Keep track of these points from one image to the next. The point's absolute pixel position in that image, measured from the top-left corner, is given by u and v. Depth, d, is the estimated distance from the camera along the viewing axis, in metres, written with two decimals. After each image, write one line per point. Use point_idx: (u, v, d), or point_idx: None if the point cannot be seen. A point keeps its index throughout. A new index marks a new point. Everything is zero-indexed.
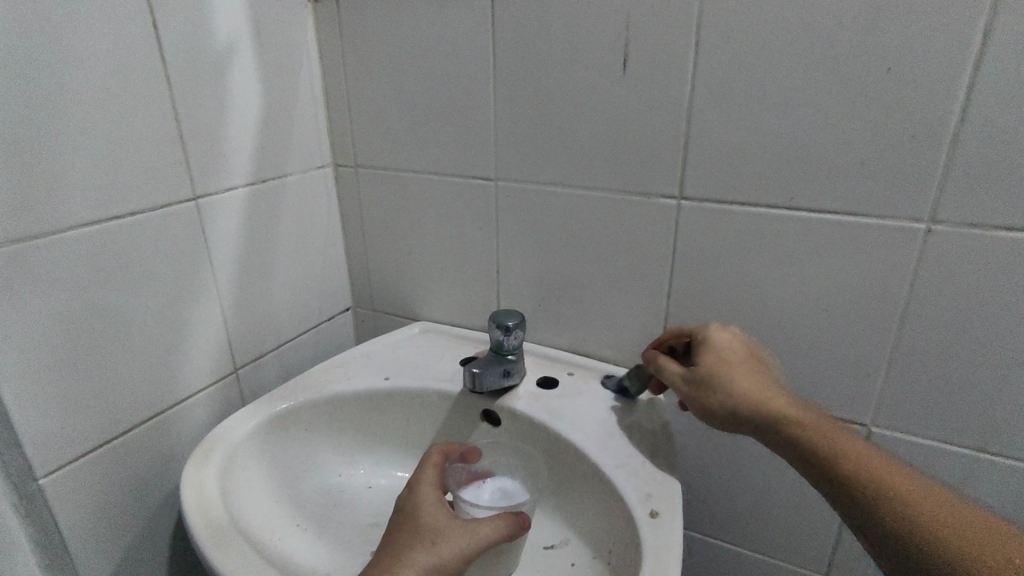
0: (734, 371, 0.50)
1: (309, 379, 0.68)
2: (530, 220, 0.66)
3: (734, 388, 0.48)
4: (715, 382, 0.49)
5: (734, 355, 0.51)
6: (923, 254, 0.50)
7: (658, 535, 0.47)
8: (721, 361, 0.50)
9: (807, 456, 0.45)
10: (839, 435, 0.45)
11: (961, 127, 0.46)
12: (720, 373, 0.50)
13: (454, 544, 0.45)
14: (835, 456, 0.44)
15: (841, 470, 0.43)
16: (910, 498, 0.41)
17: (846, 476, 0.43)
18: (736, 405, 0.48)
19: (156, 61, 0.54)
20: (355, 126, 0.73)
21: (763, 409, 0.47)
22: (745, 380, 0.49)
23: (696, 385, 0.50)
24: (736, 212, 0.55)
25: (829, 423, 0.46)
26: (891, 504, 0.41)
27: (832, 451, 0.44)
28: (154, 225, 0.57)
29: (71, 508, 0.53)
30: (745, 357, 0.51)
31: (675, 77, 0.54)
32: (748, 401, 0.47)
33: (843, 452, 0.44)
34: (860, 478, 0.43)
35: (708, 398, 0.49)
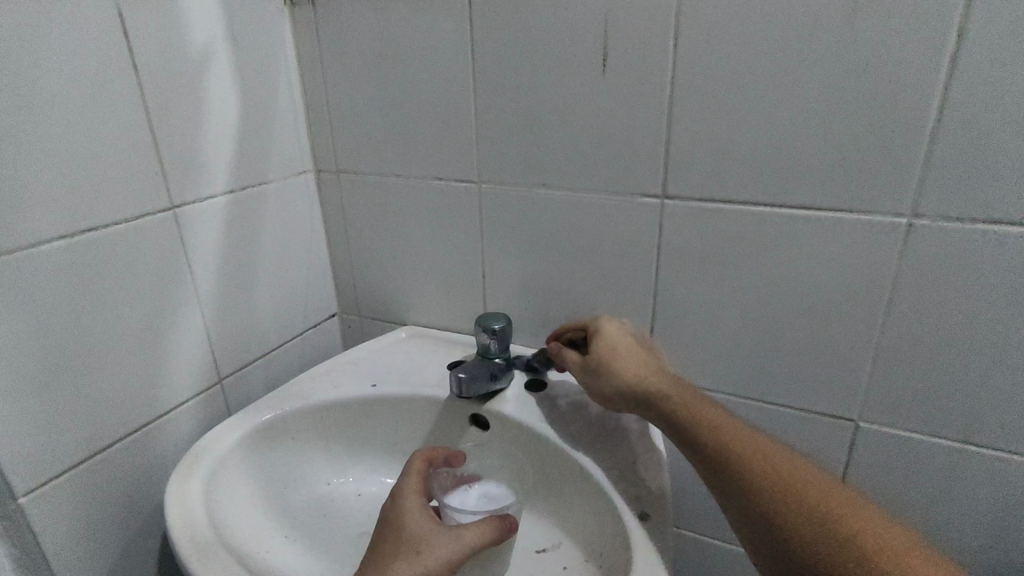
0: (621, 359, 0.53)
1: (295, 388, 0.67)
2: (513, 222, 0.66)
3: (624, 370, 0.51)
4: (604, 367, 0.53)
5: (627, 344, 0.54)
6: (906, 248, 0.50)
7: (648, 537, 0.46)
8: (612, 348, 0.54)
9: (687, 437, 0.46)
10: (723, 420, 0.47)
11: (940, 121, 0.46)
12: (609, 358, 0.53)
13: (440, 553, 0.45)
14: (714, 440, 0.45)
15: (718, 453, 0.44)
16: (780, 481, 0.42)
17: (721, 458, 0.44)
18: (621, 386, 0.51)
19: (128, 69, 0.53)
20: (336, 131, 0.72)
21: (648, 392, 0.49)
22: (633, 365, 0.52)
23: (588, 371, 0.54)
24: (719, 210, 0.55)
25: (712, 409, 0.48)
26: (761, 488, 0.42)
27: (711, 435, 0.45)
28: (131, 237, 0.56)
29: (52, 526, 0.52)
30: (635, 346, 0.54)
31: (655, 75, 0.54)
32: (633, 383, 0.50)
33: (722, 438, 0.45)
34: (735, 461, 0.44)
35: (600, 383, 0.53)
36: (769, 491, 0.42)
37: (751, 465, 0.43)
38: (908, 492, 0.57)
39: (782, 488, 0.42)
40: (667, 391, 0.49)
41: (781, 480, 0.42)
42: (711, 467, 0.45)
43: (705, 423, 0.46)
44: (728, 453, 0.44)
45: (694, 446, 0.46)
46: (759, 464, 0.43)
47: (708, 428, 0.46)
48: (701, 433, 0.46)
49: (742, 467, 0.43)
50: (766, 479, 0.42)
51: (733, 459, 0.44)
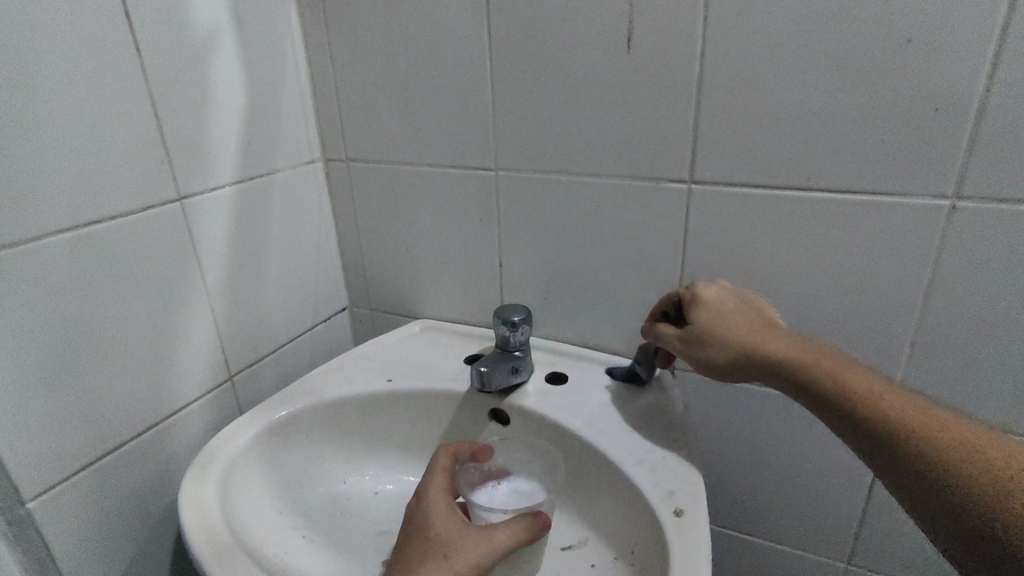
0: (731, 324, 0.49)
1: (309, 384, 0.65)
2: (533, 210, 0.64)
3: (736, 336, 0.47)
4: (716, 337, 0.48)
5: (734, 308, 0.50)
6: (946, 232, 0.48)
7: (684, 534, 0.45)
8: (718, 315, 0.49)
9: (840, 410, 0.43)
10: (879, 388, 0.42)
11: (987, 98, 0.44)
12: (718, 327, 0.48)
13: (470, 555, 0.43)
14: (879, 413, 0.41)
15: (887, 429, 0.41)
16: (979, 461, 0.38)
17: (897, 436, 0.40)
18: (741, 357, 0.47)
19: (131, 52, 0.51)
20: (345, 118, 0.70)
21: (778, 360, 0.45)
22: (748, 331, 0.48)
23: (694, 343, 0.49)
24: (750, 195, 0.53)
25: (861, 374, 0.44)
26: (956, 469, 0.38)
27: (875, 406, 0.42)
28: (137, 229, 0.53)
29: (63, 531, 0.50)
30: (742, 308, 0.50)
31: (684, 54, 0.51)
32: (758, 352, 0.46)
33: (888, 410, 0.41)
34: (918, 439, 0.40)
35: (708, 351, 0.48)
36: (968, 474, 0.38)
37: (936, 443, 0.39)
38: None
39: (983, 469, 0.38)
40: (801, 356, 0.45)
41: (980, 459, 0.38)
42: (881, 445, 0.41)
43: (861, 393, 0.42)
44: (905, 431, 0.40)
45: (852, 420, 0.42)
46: (947, 441, 0.39)
47: (868, 399, 0.42)
48: (864, 407, 0.42)
49: (928, 446, 0.39)
50: (964, 459, 0.38)
51: (913, 437, 0.40)
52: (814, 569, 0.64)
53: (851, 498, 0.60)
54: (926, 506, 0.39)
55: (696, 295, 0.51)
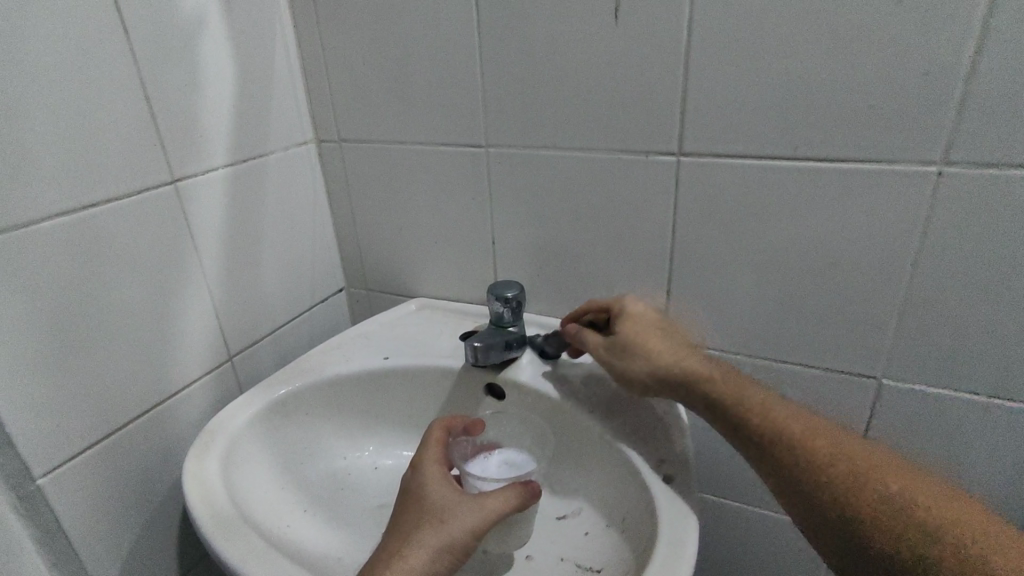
0: (651, 337, 0.51)
1: (307, 362, 0.66)
2: (524, 187, 0.64)
3: (656, 351, 0.50)
4: (639, 352, 0.50)
5: (654, 323, 0.52)
6: (934, 198, 0.48)
7: (673, 500, 0.46)
8: (641, 327, 0.51)
9: (742, 428, 0.45)
10: (773, 405, 0.46)
11: (977, 60, 0.43)
12: (642, 339, 0.50)
13: (464, 521, 0.44)
14: (774, 428, 0.44)
15: (781, 445, 0.44)
16: (852, 471, 0.42)
17: (789, 449, 0.43)
18: (655, 370, 0.49)
19: (120, 34, 0.51)
20: (336, 98, 0.70)
21: (692, 376, 0.48)
22: (665, 347, 0.50)
23: (617, 352, 0.51)
24: (738, 166, 0.53)
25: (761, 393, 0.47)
26: (834, 479, 0.42)
27: (773, 425, 0.44)
28: (132, 212, 0.54)
29: (73, 506, 0.52)
30: (659, 323, 0.53)
31: (670, 27, 0.51)
32: (671, 364, 0.49)
33: (782, 428, 0.44)
34: (804, 453, 0.43)
35: (629, 364, 0.50)
36: (842, 492, 0.42)
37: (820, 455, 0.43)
38: (931, 447, 0.56)
39: (858, 485, 0.42)
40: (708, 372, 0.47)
41: (849, 469, 0.42)
42: (768, 455, 0.44)
43: (759, 408, 0.46)
44: (794, 443, 0.43)
45: (749, 433, 0.45)
46: (830, 455, 0.43)
47: (765, 417, 0.45)
48: (762, 424, 0.45)
49: (811, 455, 0.43)
50: (837, 467, 0.42)
51: (800, 453, 0.43)
52: (806, 537, 0.65)
53: None
54: (804, 510, 0.43)
55: (620, 309, 0.53)
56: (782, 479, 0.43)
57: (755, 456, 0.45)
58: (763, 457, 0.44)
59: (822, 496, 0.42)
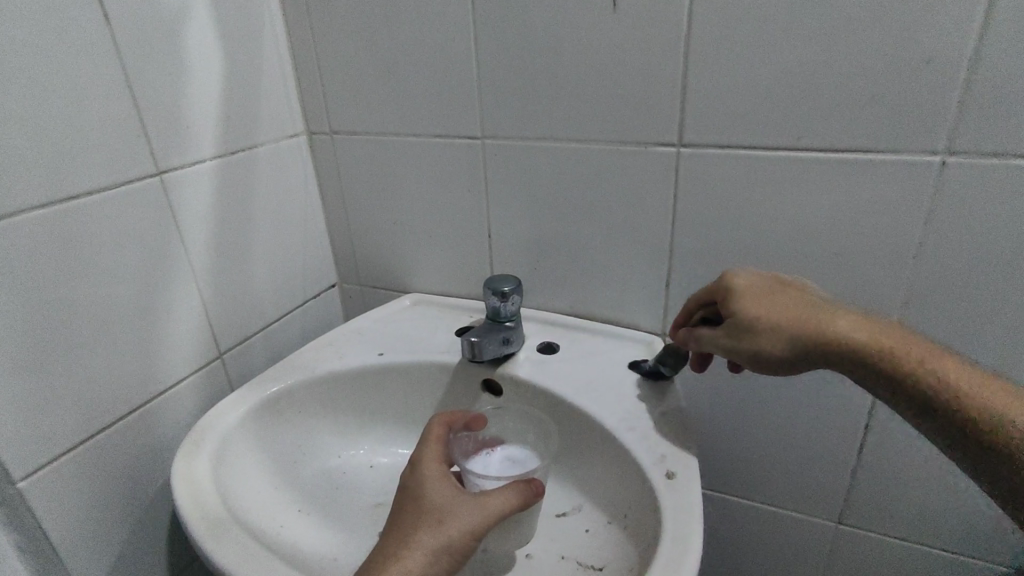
0: (783, 309, 0.46)
1: (299, 359, 0.65)
2: (521, 179, 0.63)
3: (793, 323, 0.45)
4: (772, 330, 0.45)
5: (777, 292, 0.47)
6: (937, 188, 0.47)
7: (678, 495, 0.45)
8: (767, 301, 0.46)
9: (914, 392, 0.42)
10: (946, 366, 0.42)
11: (979, 49, 0.43)
12: (772, 315, 0.45)
13: (464, 521, 0.43)
14: (952, 390, 0.41)
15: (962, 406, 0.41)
16: None
17: (972, 409, 0.41)
18: (798, 345, 0.44)
19: (101, 20, 0.49)
20: (327, 88, 0.68)
21: (847, 343, 0.43)
22: (799, 316, 0.45)
23: (744, 334, 0.46)
24: (740, 156, 0.53)
25: (923, 349, 0.43)
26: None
27: (952, 388, 0.41)
28: (116, 204, 0.52)
29: (57, 511, 0.50)
30: (780, 288, 0.48)
31: (671, 15, 0.50)
32: (810, 334, 0.44)
33: (961, 389, 0.41)
34: (990, 413, 0.40)
35: (762, 343, 0.45)
36: None
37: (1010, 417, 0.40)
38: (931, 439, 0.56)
39: None
40: (861, 338, 0.43)
41: None
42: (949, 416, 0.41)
43: (934, 374, 0.42)
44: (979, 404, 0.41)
45: (924, 401, 0.42)
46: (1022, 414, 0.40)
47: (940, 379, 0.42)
48: (939, 386, 0.41)
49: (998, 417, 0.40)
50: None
51: (985, 413, 0.40)
52: (806, 531, 0.65)
53: (841, 458, 0.60)
54: (996, 476, 0.40)
55: (730, 285, 0.48)
56: (966, 440, 0.41)
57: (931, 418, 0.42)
58: (939, 419, 0.42)
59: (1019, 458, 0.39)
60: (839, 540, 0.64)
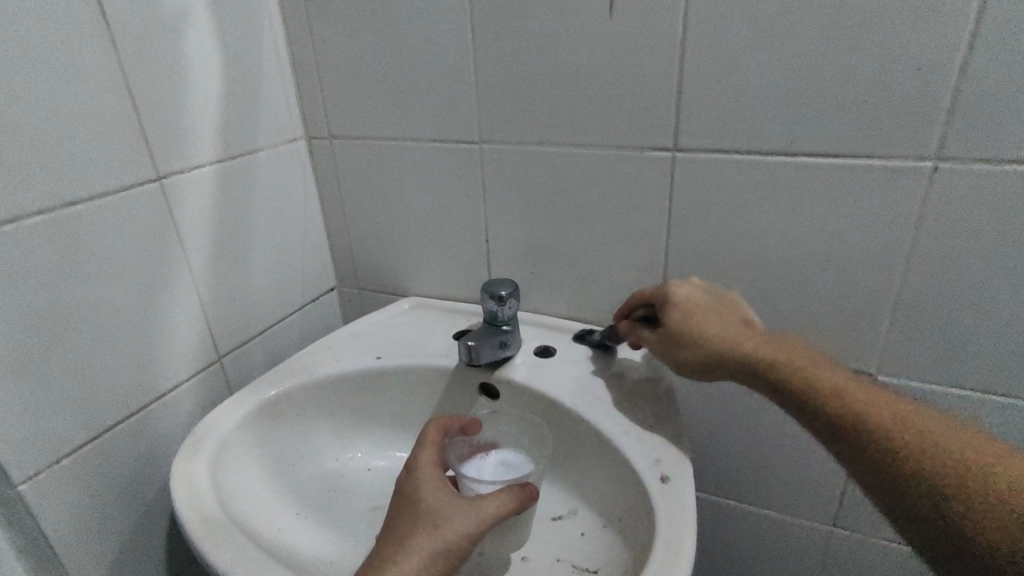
0: (705, 324, 0.50)
1: (297, 363, 0.65)
2: (518, 183, 0.63)
3: (710, 336, 0.49)
4: (694, 342, 0.49)
5: (707, 307, 0.51)
6: (929, 194, 0.48)
7: (672, 499, 0.45)
8: (692, 315, 0.50)
9: (810, 409, 0.44)
10: (848, 386, 0.44)
11: (970, 56, 0.44)
12: (693, 328, 0.50)
13: (459, 524, 0.43)
14: (845, 408, 0.43)
15: (856, 424, 0.42)
16: (947, 458, 0.40)
17: (863, 428, 0.42)
18: (709, 357, 0.48)
19: (101, 27, 0.50)
20: (326, 93, 0.69)
21: (752, 358, 0.46)
22: (721, 331, 0.49)
23: (669, 343, 0.51)
24: (734, 161, 0.53)
25: (829, 371, 0.45)
26: (922, 458, 0.40)
27: (847, 405, 0.43)
28: (116, 209, 0.53)
29: (56, 513, 0.50)
30: (716, 307, 0.51)
31: (666, 22, 0.51)
32: (722, 347, 0.48)
33: (854, 408, 0.42)
34: (881, 433, 0.41)
35: (680, 353, 0.50)
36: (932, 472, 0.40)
37: (898, 439, 0.41)
38: None
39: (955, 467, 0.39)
40: (770, 355, 0.46)
41: (938, 452, 0.40)
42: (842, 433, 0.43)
43: (833, 393, 0.43)
44: (871, 424, 0.42)
45: (823, 419, 0.43)
46: (914, 437, 0.41)
47: (836, 397, 0.43)
48: (834, 403, 0.43)
49: (886, 436, 0.41)
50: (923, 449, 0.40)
51: (877, 431, 0.41)
52: (801, 534, 0.65)
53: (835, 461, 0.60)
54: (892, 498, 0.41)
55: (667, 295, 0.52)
56: (862, 459, 0.42)
57: (828, 437, 0.43)
58: (835, 437, 0.43)
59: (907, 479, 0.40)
60: (834, 544, 0.64)
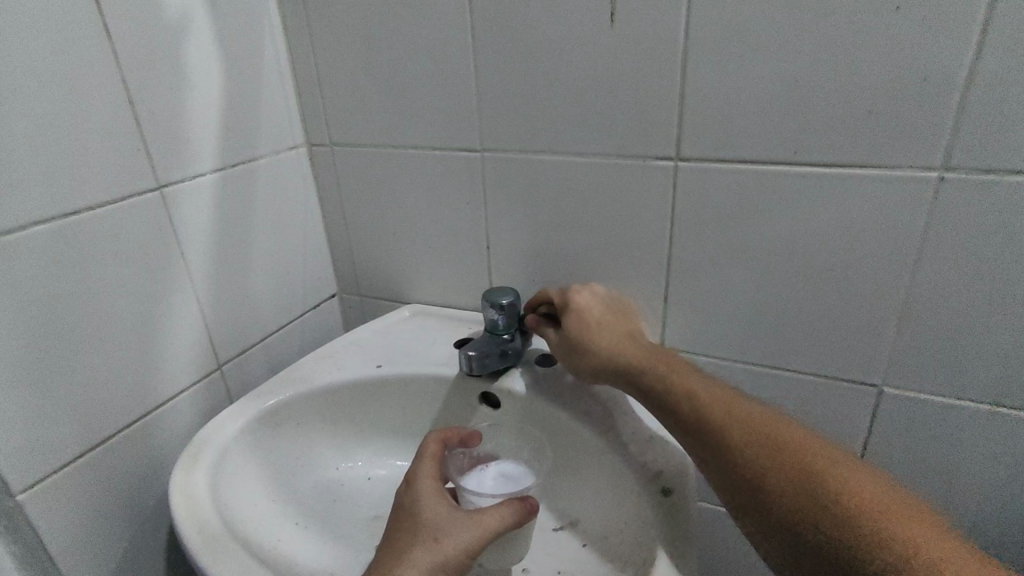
0: (589, 328, 0.54)
1: (298, 371, 0.65)
2: (519, 192, 0.63)
3: (590, 340, 0.53)
4: (581, 346, 0.53)
5: (595, 313, 0.55)
6: (935, 204, 0.47)
7: (674, 513, 0.45)
8: (579, 319, 0.55)
9: (662, 405, 0.48)
10: (691, 384, 0.47)
11: (977, 67, 0.43)
12: (578, 331, 0.54)
13: (459, 539, 0.43)
14: (688, 403, 0.46)
15: (694, 417, 0.46)
16: (762, 447, 0.42)
17: (698, 421, 0.45)
18: (589, 357, 0.53)
19: (102, 36, 0.50)
20: (327, 101, 0.69)
21: (619, 360, 0.51)
22: (604, 338, 0.53)
23: (561, 345, 0.56)
24: (737, 171, 0.53)
25: (687, 376, 0.48)
26: (743, 446, 0.43)
27: (690, 401, 0.46)
28: (116, 219, 0.52)
29: (55, 523, 0.50)
30: (611, 318, 0.55)
31: (666, 32, 0.50)
32: (598, 350, 0.53)
33: (695, 402, 0.46)
34: (714, 425, 0.44)
35: (569, 354, 0.55)
36: (746, 459, 0.42)
37: (729, 430, 0.44)
38: (930, 456, 0.56)
39: (766, 455, 0.42)
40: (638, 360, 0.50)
41: (757, 441, 0.43)
42: (687, 427, 0.46)
43: (679, 389, 0.47)
44: (709, 418, 0.45)
45: (674, 414, 0.47)
46: (740, 428, 0.43)
47: (681, 393, 0.47)
48: (680, 399, 0.47)
49: (727, 436, 0.43)
50: (742, 439, 0.43)
51: (712, 424, 0.44)
52: None
53: None
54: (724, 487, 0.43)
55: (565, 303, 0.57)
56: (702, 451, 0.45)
57: (681, 432, 0.46)
58: (684, 432, 0.46)
59: (733, 467, 0.43)
60: None
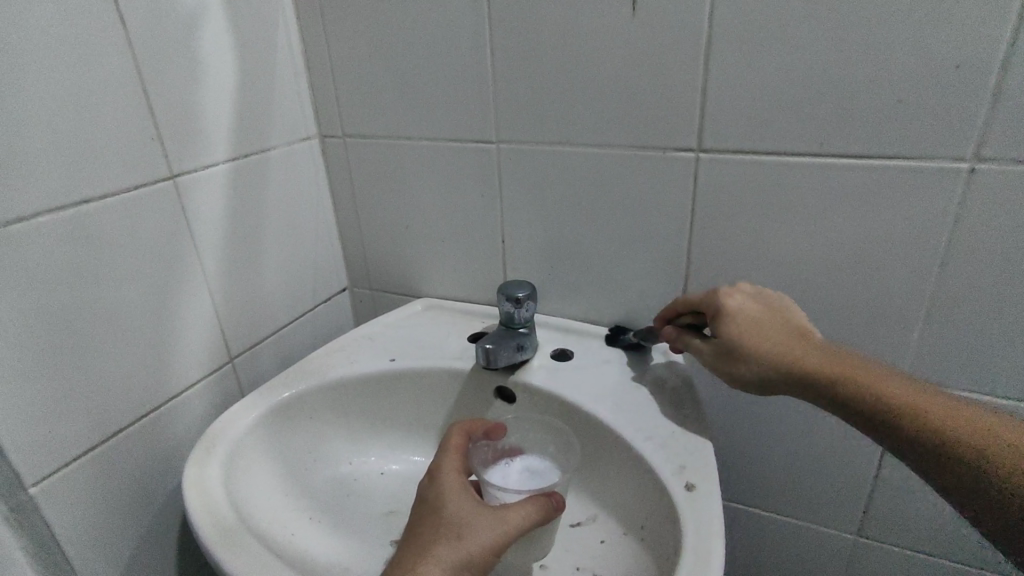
0: (757, 336, 0.48)
1: (311, 365, 0.64)
2: (537, 183, 0.62)
3: (762, 350, 0.47)
4: (746, 354, 0.48)
5: (757, 316, 0.49)
6: (965, 195, 0.46)
7: (697, 508, 0.44)
8: (742, 326, 0.48)
9: (880, 422, 0.43)
10: (911, 395, 0.42)
11: (1013, 54, 0.42)
12: (743, 340, 0.48)
13: (481, 534, 0.42)
14: (913, 417, 0.41)
15: (926, 433, 0.41)
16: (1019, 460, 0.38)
17: (933, 437, 0.40)
18: (764, 370, 0.47)
19: (116, 22, 0.49)
20: (340, 91, 0.68)
21: (809, 372, 0.45)
22: (775, 342, 0.47)
23: (720, 354, 0.49)
24: (760, 162, 0.52)
25: (898, 384, 0.43)
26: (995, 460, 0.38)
27: (917, 415, 0.41)
28: (130, 209, 0.52)
29: (68, 517, 0.49)
30: (771, 316, 0.49)
31: (691, 19, 0.49)
32: (776, 361, 0.47)
33: (924, 417, 0.41)
34: (955, 441, 0.40)
35: (734, 367, 0.48)
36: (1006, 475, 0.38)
37: (976, 445, 0.39)
38: None
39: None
40: (830, 368, 0.45)
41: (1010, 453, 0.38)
42: (914, 445, 0.41)
43: (897, 404, 0.42)
44: (942, 432, 0.40)
45: (894, 430, 0.42)
46: (986, 441, 0.39)
47: (902, 407, 0.42)
48: (900, 415, 0.42)
49: (962, 446, 0.39)
50: (996, 453, 0.38)
51: (950, 439, 0.40)
52: (824, 542, 0.64)
53: (861, 469, 0.59)
54: (973, 507, 0.39)
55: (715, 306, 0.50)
56: (942, 470, 0.40)
57: (905, 449, 0.42)
58: (911, 450, 0.42)
59: (990, 486, 0.38)
60: (858, 552, 0.63)
